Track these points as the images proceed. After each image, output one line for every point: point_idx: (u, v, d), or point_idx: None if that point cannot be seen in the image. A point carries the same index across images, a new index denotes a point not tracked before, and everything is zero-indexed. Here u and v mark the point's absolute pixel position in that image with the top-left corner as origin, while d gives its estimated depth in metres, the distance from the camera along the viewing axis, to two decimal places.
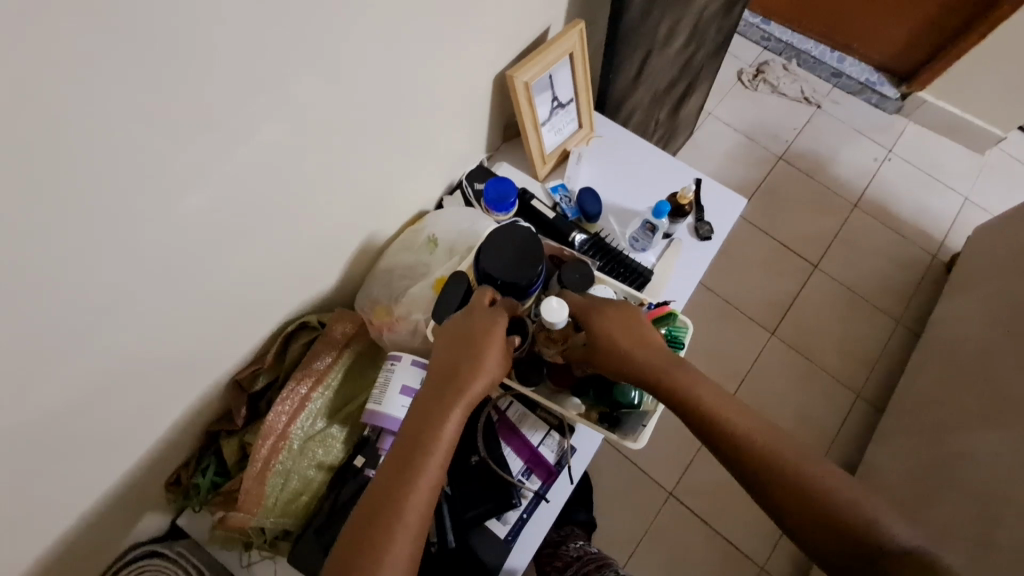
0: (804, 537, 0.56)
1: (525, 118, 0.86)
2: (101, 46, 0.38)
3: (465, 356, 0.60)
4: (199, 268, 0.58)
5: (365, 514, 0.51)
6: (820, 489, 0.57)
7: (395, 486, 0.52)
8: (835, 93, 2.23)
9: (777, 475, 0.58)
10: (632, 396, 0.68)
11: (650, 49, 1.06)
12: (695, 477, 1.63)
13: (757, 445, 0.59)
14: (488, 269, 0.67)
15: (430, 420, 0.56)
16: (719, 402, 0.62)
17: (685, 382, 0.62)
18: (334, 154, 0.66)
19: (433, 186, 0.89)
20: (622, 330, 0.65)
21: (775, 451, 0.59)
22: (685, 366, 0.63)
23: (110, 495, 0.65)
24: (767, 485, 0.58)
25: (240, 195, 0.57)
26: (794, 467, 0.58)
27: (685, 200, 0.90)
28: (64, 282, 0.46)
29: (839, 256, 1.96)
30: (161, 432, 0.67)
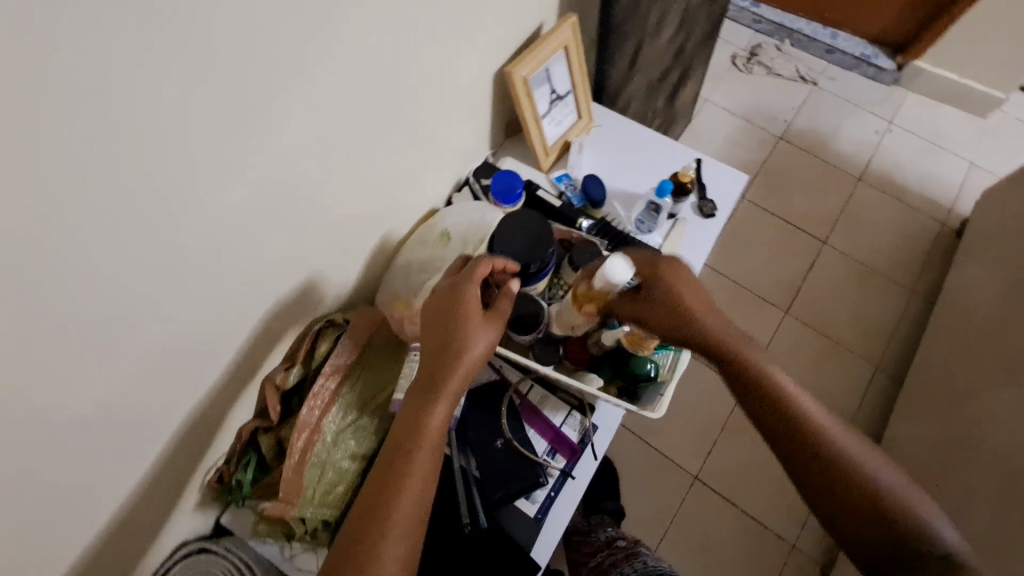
0: (848, 528, 0.59)
1: (525, 112, 0.88)
2: (130, 64, 0.41)
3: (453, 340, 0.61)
4: (222, 267, 0.61)
5: (366, 506, 0.56)
6: (868, 477, 0.59)
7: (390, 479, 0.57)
8: (831, 70, 2.23)
9: (836, 468, 0.59)
10: (648, 368, 0.71)
11: (642, 37, 1.09)
12: (719, 459, 1.64)
13: (820, 433, 0.61)
14: (499, 253, 0.69)
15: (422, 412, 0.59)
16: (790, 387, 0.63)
17: (756, 366, 0.64)
18: (344, 155, 0.69)
19: (439, 183, 0.92)
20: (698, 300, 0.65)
21: (837, 442, 0.60)
22: (758, 350, 0.64)
23: (147, 493, 0.68)
24: (814, 460, 0.60)
25: (261, 193, 0.60)
26: (858, 465, 0.59)
27: (686, 178, 0.92)
28: (100, 284, 0.48)
29: (847, 230, 1.96)
30: (190, 430, 0.70)
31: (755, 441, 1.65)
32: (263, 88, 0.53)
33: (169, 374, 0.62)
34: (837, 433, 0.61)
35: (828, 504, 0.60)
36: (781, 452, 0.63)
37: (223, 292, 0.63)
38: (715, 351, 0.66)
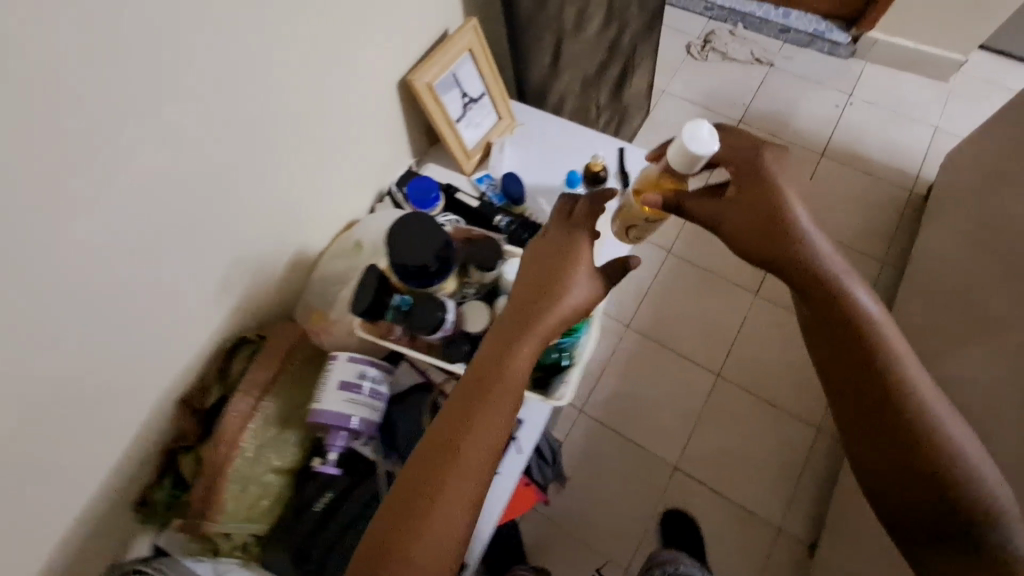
0: (914, 484, 0.65)
1: (437, 118, 0.90)
2: None
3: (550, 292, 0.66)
4: (116, 295, 0.62)
5: (440, 443, 0.61)
6: (916, 401, 0.64)
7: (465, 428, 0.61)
8: (786, 49, 2.23)
9: (921, 439, 0.64)
10: (556, 357, 0.72)
11: (561, 34, 1.10)
12: (697, 447, 1.63)
13: (919, 405, 0.64)
14: (395, 260, 0.69)
15: (505, 366, 0.63)
16: (908, 355, 0.65)
17: (878, 333, 0.65)
18: (240, 175, 0.70)
19: (361, 195, 0.93)
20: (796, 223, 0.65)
21: (931, 414, 0.64)
22: (886, 319, 0.65)
23: (69, 524, 0.69)
24: (875, 376, 0.65)
25: (151, 220, 0.62)
26: (943, 436, 0.64)
27: (598, 166, 0.91)
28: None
29: (814, 207, 1.95)
30: (109, 458, 0.70)
31: (732, 425, 1.65)
32: (130, 113, 0.54)
33: (74, 404, 0.63)
34: (936, 405, 0.65)
35: (908, 462, 0.65)
36: (872, 409, 0.66)
37: (123, 319, 0.64)
38: (853, 313, 0.65)
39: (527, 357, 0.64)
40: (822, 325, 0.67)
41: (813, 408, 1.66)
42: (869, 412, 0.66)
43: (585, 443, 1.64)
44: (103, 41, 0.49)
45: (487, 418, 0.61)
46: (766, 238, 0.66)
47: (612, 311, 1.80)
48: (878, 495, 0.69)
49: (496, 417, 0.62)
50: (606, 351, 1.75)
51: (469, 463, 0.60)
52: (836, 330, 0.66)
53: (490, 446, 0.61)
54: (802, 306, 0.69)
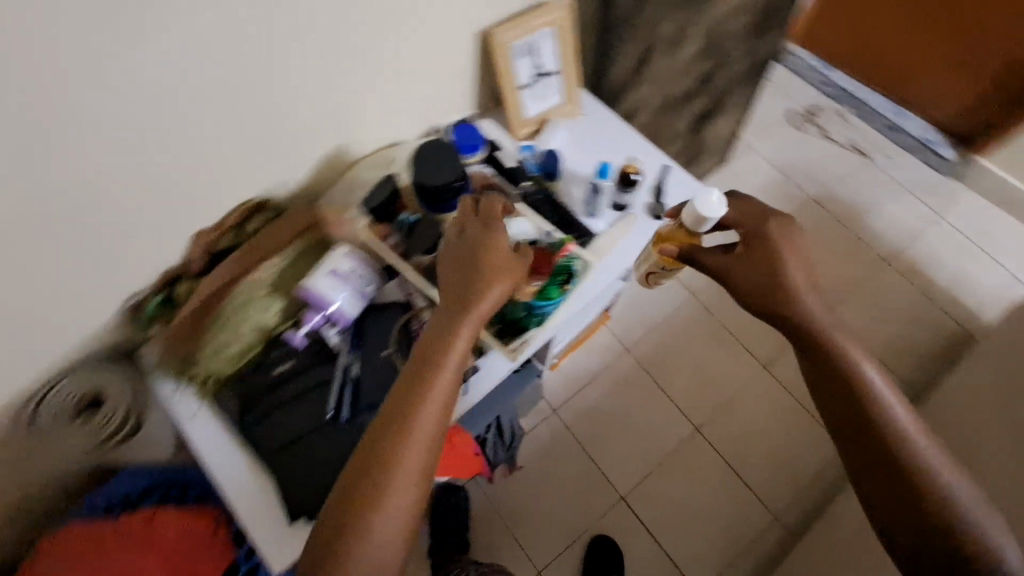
0: (909, 531, 0.63)
1: (504, 77, 0.96)
2: None
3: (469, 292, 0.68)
4: (173, 119, 0.70)
5: (377, 432, 0.62)
6: (909, 445, 0.65)
7: (412, 422, 0.61)
8: (889, 147, 2.16)
9: (910, 481, 0.63)
10: (523, 315, 0.77)
11: (652, 45, 1.13)
12: (651, 488, 1.62)
13: (904, 447, 0.65)
14: (414, 178, 0.75)
15: (447, 359, 0.64)
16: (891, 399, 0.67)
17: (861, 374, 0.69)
18: (314, 61, 0.78)
19: (416, 124, 1.00)
20: (795, 273, 0.74)
21: (914, 457, 0.64)
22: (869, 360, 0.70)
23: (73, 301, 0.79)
24: (869, 425, 0.66)
25: (224, 67, 0.70)
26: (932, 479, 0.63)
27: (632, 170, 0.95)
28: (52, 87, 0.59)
29: (856, 307, 1.89)
30: (123, 260, 0.80)
31: (693, 481, 1.63)
32: None
33: (109, 198, 0.72)
34: (921, 449, 0.65)
35: (903, 506, 0.63)
36: (861, 451, 0.66)
37: (173, 144, 0.73)
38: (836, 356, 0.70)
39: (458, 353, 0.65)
40: (813, 372, 0.72)
41: (779, 497, 1.62)
42: (859, 455, 0.66)
43: (547, 442, 1.67)
44: None
45: (430, 408, 0.62)
46: (764, 287, 0.74)
47: (619, 331, 1.81)
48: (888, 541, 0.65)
49: (438, 409, 0.63)
50: (599, 366, 1.77)
51: (413, 453, 0.61)
52: (830, 384, 0.70)
53: (430, 436, 0.62)
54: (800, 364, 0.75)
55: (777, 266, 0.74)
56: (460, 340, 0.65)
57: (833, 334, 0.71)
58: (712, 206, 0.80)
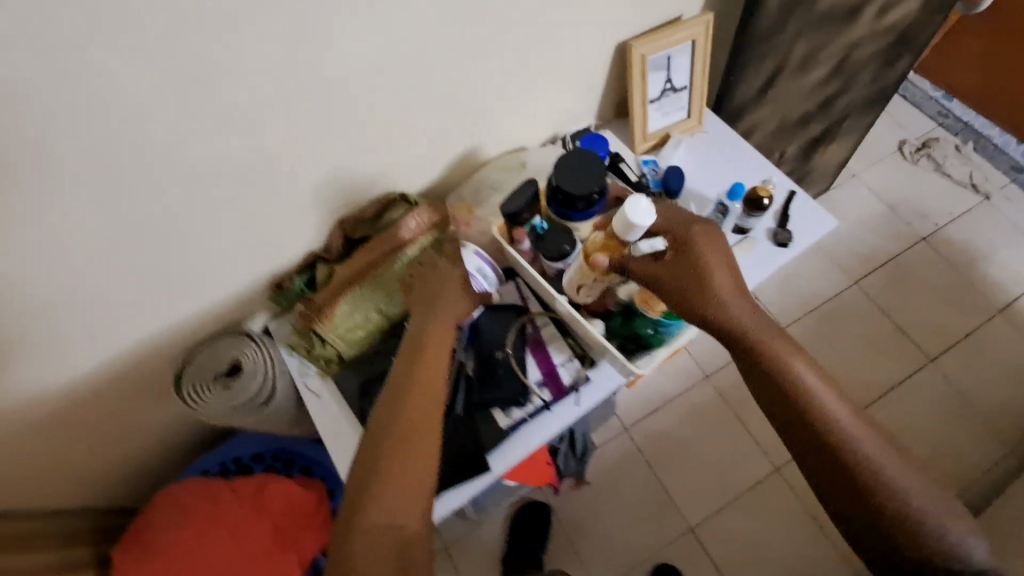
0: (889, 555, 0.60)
1: (635, 90, 0.96)
2: None
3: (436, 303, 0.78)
4: (333, 108, 0.75)
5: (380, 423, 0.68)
6: (866, 462, 0.61)
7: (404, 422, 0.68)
8: (1013, 189, 1.98)
9: (863, 494, 0.60)
10: (646, 330, 0.77)
11: (783, 66, 1.10)
12: (722, 523, 1.56)
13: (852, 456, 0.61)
14: (554, 184, 0.75)
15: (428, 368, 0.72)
16: (829, 402, 0.64)
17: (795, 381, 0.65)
18: (464, 65, 0.80)
19: (539, 131, 1.01)
20: (720, 274, 0.69)
21: (864, 465, 0.61)
22: (798, 358, 0.67)
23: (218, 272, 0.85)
24: (819, 447, 0.63)
25: (386, 66, 0.74)
26: (880, 486, 0.60)
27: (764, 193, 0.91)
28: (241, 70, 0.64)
29: (963, 358, 1.74)
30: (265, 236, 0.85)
31: (767, 520, 1.56)
32: None
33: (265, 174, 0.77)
34: (868, 453, 0.62)
35: (873, 527, 0.60)
36: (816, 471, 0.64)
37: (328, 132, 0.77)
38: (768, 361, 0.67)
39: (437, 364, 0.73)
40: (761, 390, 0.68)
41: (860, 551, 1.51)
42: (815, 475, 0.64)
43: (615, 459, 1.64)
44: None
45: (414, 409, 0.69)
46: (694, 294, 0.69)
47: (699, 355, 1.75)
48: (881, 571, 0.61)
49: (427, 409, 0.69)
50: (675, 388, 1.72)
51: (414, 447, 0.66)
52: (774, 405, 0.67)
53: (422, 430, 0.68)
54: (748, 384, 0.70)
55: (705, 273, 0.69)
56: (440, 350, 0.74)
57: (769, 346, 0.68)
58: (639, 212, 0.69)
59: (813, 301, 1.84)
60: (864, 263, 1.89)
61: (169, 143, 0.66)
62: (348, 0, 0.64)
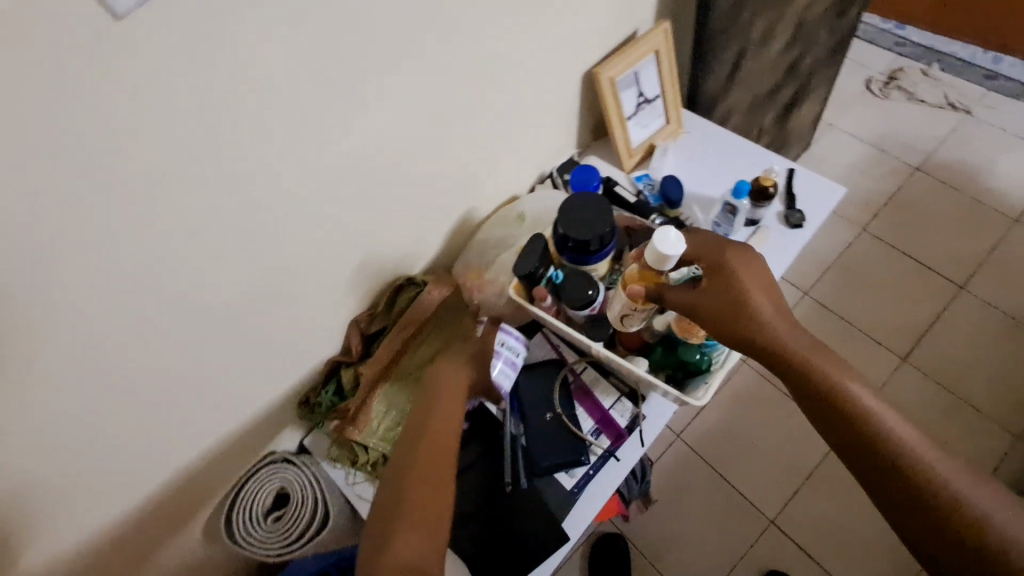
0: None
1: (611, 113, 0.94)
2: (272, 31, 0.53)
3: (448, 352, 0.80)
4: (324, 214, 0.72)
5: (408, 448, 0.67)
6: (959, 500, 0.54)
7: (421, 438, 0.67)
8: (990, 97, 1.96)
9: (964, 533, 0.52)
10: (696, 357, 0.72)
11: (745, 48, 1.08)
12: (801, 507, 1.51)
13: (944, 488, 0.54)
14: (561, 235, 0.72)
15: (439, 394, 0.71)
16: (905, 430, 0.57)
17: (861, 408, 0.58)
18: (438, 136, 0.78)
19: (525, 174, 0.99)
20: (760, 300, 0.63)
21: (957, 500, 0.54)
22: (860, 383, 0.60)
23: (244, 403, 0.82)
24: (903, 481, 0.55)
25: (365, 158, 0.71)
26: (982, 521, 0.52)
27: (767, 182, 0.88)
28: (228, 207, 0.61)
29: (991, 277, 1.71)
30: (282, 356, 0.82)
31: (845, 493, 1.51)
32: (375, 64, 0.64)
33: (272, 298, 0.74)
34: (959, 486, 0.54)
35: (981, 572, 0.51)
36: (905, 510, 0.55)
37: (324, 239, 0.75)
38: (829, 388, 0.60)
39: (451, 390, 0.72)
40: (824, 420, 0.60)
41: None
42: (905, 515, 0.55)
43: (676, 469, 1.58)
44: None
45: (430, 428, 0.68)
46: (731, 318, 0.64)
47: None
48: None
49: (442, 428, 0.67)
50: (716, 381, 1.68)
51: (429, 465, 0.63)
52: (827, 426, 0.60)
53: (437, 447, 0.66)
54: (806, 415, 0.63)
55: (744, 298, 0.64)
56: (450, 379, 0.73)
57: (828, 372, 0.60)
58: (672, 241, 0.66)
59: (826, 258, 1.81)
60: (866, 208, 1.86)
61: (173, 299, 0.62)
62: (317, 109, 0.62)
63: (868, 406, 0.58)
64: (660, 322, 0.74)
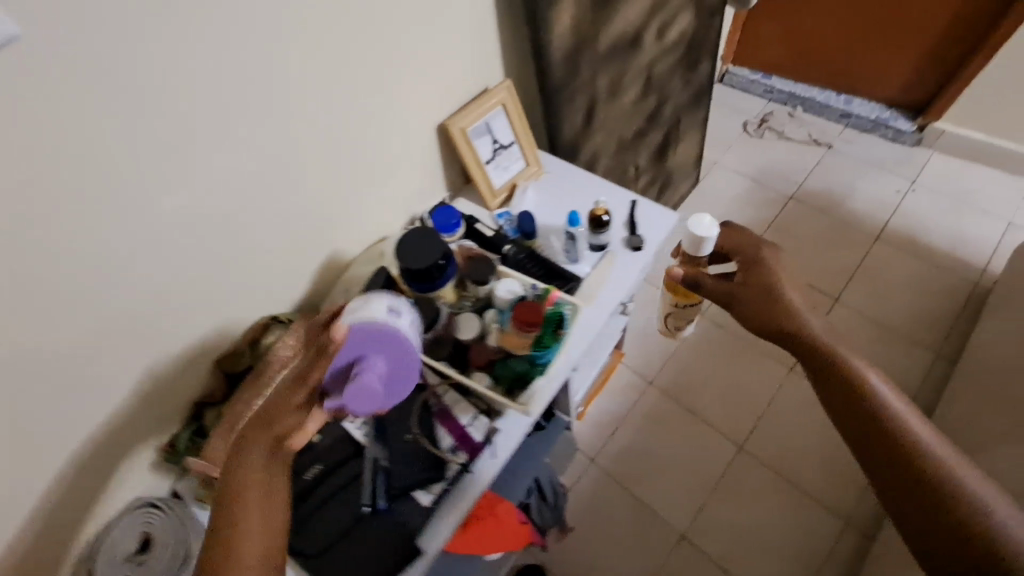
0: (949, 536, 0.60)
1: (468, 158, 1.05)
2: (98, 91, 0.60)
3: (270, 410, 0.66)
4: (176, 255, 0.77)
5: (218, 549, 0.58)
6: (928, 454, 0.64)
7: (241, 492, 0.58)
8: (847, 133, 2.24)
9: (921, 475, 0.63)
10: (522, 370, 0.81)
11: (594, 99, 1.24)
12: (711, 518, 1.56)
13: (917, 444, 0.65)
14: (401, 265, 0.80)
15: (256, 437, 0.63)
16: (895, 400, 0.70)
17: (860, 377, 0.73)
18: (293, 181, 0.87)
19: (395, 215, 1.09)
20: (793, 296, 0.82)
21: (928, 453, 0.64)
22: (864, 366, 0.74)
23: (106, 448, 0.83)
24: (886, 432, 0.67)
25: (214, 203, 0.78)
26: (939, 469, 0.63)
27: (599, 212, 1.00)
28: (67, 253, 0.66)
29: (861, 289, 1.90)
30: (145, 397, 0.84)
31: (749, 501, 1.57)
32: (212, 119, 0.72)
33: (126, 340, 0.77)
34: (933, 445, 0.65)
35: (938, 509, 0.61)
36: (883, 459, 0.67)
37: (180, 281, 0.80)
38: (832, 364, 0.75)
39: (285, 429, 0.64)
40: (827, 387, 0.75)
41: (842, 498, 1.55)
42: (884, 463, 0.66)
43: (591, 493, 1.63)
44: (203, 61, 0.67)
45: (238, 483, 0.59)
46: (767, 311, 0.82)
47: (638, 365, 1.81)
48: (932, 559, 0.61)
49: (250, 485, 0.59)
50: (626, 403, 1.76)
51: (253, 538, 0.56)
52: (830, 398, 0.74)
53: (278, 513, 0.59)
54: (817, 387, 0.77)
55: (774, 292, 0.84)
56: (256, 477, 0.60)
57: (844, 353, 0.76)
58: (704, 227, 0.89)
59: None
60: (750, 234, 2.05)
61: (12, 344, 0.65)
62: (156, 161, 0.69)
63: (866, 377, 0.72)
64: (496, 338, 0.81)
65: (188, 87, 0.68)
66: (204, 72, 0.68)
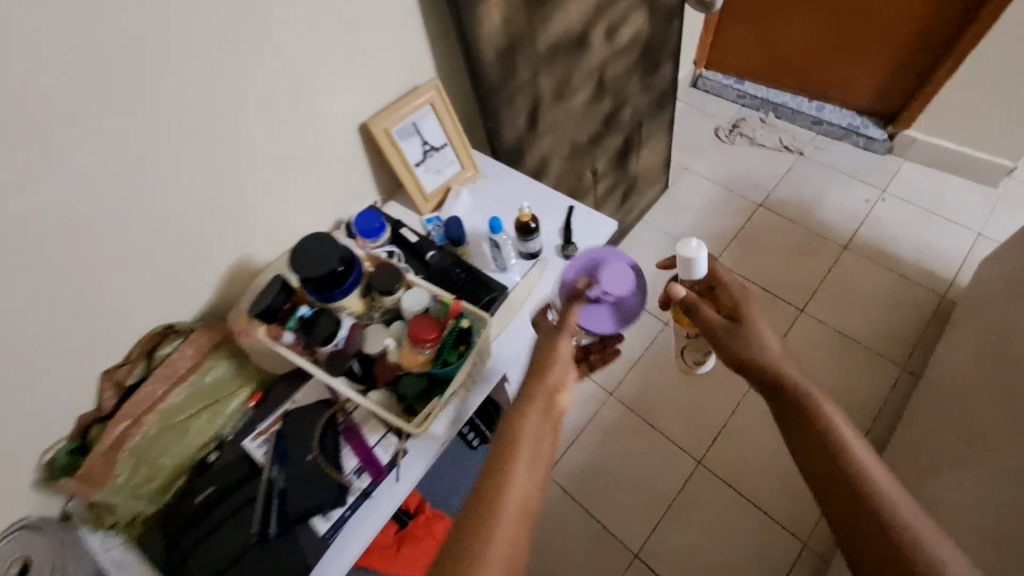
0: (865, 558, 0.70)
1: (395, 161, 1.00)
2: None
3: (484, 518, 0.64)
4: (53, 264, 0.71)
5: None
6: (868, 485, 0.72)
7: (513, 450, 0.71)
8: (818, 140, 2.21)
9: (858, 502, 0.72)
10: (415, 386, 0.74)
11: (537, 100, 1.19)
12: (666, 536, 1.51)
13: (860, 474, 0.74)
14: (298, 275, 0.74)
15: (539, 398, 0.77)
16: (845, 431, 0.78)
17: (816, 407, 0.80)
18: (193, 184, 0.81)
19: (320, 221, 1.03)
20: (761, 327, 0.89)
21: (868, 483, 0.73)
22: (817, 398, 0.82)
23: None
24: (836, 460, 0.75)
25: (95, 208, 0.72)
26: (867, 494, 0.72)
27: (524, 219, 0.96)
28: None
29: (828, 299, 1.86)
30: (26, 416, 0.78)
31: (706, 518, 1.53)
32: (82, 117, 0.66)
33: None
34: (869, 472, 0.74)
35: (869, 536, 0.70)
36: (832, 485, 0.75)
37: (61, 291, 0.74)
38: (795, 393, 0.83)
39: (556, 386, 0.78)
40: (784, 414, 0.82)
41: (801, 516, 1.50)
42: (827, 488, 0.75)
43: (546, 509, 1.57)
44: (62, 53, 0.62)
45: (527, 447, 0.71)
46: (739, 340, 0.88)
47: (598, 376, 1.77)
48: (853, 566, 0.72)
49: (536, 445, 0.72)
50: (584, 415, 1.71)
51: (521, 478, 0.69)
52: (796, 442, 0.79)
53: (544, 458, 0.72)
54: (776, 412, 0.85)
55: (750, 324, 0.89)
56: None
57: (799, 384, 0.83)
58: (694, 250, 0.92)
59: None
60: (717, 242, 2.02)
61: None
62: (14, 162, 0.63)
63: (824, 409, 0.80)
64: (394, 354, 0.75)
65: (48, 82, 0.62)
66: (66, 65, 0.62)
